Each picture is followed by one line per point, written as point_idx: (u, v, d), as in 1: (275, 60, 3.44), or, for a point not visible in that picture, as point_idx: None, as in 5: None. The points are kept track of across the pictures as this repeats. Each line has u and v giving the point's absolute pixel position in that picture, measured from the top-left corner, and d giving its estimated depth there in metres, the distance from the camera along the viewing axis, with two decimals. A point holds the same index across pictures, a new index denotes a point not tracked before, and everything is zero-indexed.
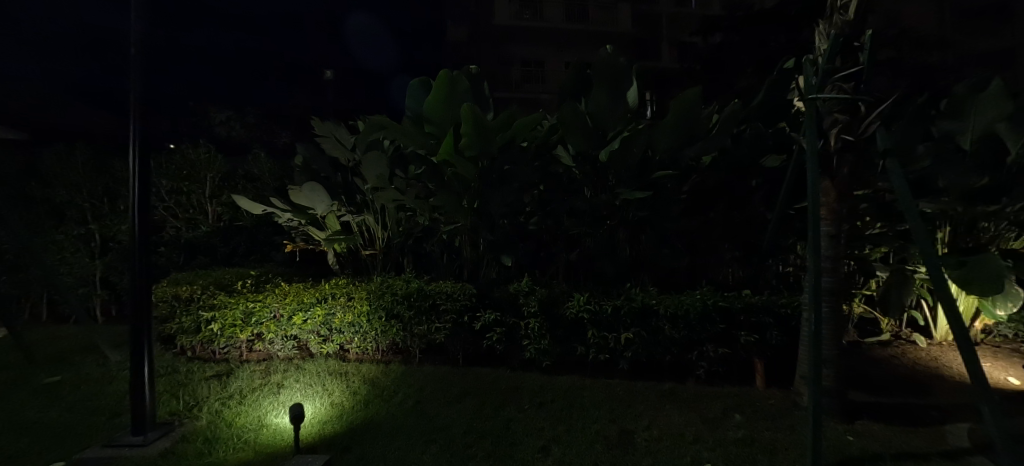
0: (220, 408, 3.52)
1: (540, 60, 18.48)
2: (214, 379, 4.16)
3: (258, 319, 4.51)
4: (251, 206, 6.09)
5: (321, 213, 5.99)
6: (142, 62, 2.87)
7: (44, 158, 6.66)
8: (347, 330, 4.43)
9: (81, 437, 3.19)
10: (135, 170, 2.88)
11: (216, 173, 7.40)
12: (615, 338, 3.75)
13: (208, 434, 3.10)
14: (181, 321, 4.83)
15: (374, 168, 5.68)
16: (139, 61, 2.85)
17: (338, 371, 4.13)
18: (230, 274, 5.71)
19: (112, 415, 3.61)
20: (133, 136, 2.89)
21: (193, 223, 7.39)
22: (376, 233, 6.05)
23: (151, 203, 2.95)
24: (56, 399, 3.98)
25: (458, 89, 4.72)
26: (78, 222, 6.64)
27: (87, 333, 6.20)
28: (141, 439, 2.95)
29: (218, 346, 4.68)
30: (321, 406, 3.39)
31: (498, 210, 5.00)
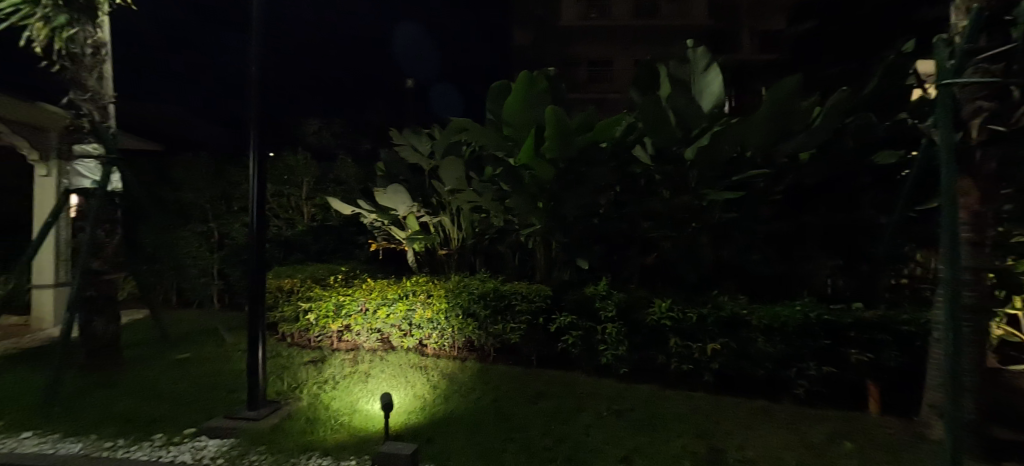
0: (319, 391, 3.86)
1: (609, 60, 18.28)
2: (311, 364, 4.55)
3: (347, 311, 4.88)
4: (340, 207, 6.41)
5: (401, 213, 6.21)
6: (260, 78, 3.27)
7: (177, 166, 7.81)
8: (425, 326, 4.63)
9: (207, 408, 3.65)
10: (253, 173, 3.34)
11: (310, 177, 8.12)
12: (700, 348, 3.53)
13: (310, 414, 3.41)
14: (283, 310, 5.34)
15: (452, 171, 5.85)
16: (257, 79, 3.25)
17: (419, 365, 4.34)
18: (323, 269, 6.23)
19: (230, 390, 4.08)
20: (252, 144, 3.33)
21: (291, 223, 8.11)
22: (451, 234, 6.27)
23: (266, 201, 3.40)
24: (186, 373, 4.60)
25: (537, 90, 4.72)
26: (202, 222, 7.82)
27: (207, 317, 7.19)
28: (256, 414, 3.30)
29: (313, 334, 5.11)
30: (405, 397, 3.58)
31: (572, 212, 4.92)
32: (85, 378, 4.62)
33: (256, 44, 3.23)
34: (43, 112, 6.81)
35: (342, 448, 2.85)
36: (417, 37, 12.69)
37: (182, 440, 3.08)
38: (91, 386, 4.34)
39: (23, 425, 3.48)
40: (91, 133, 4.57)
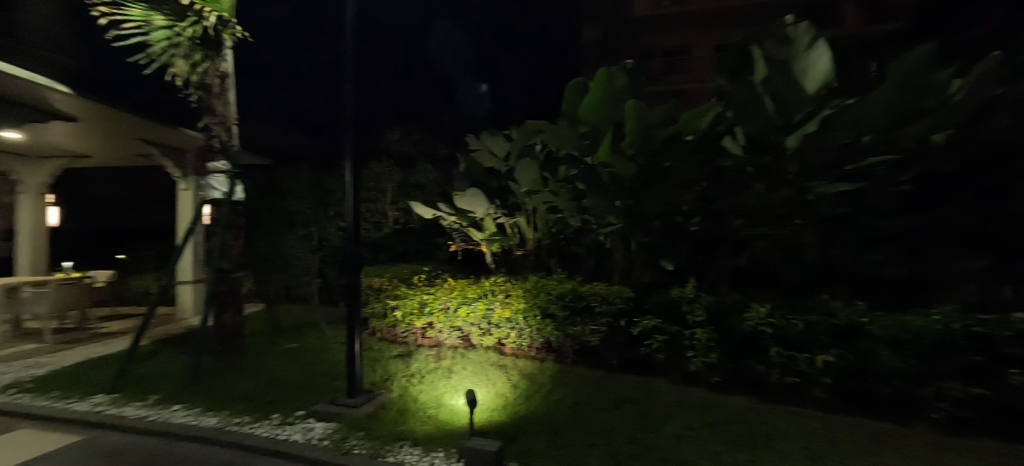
0: (407, 383, 4.07)
1: (687, 47, 17.29)
2: (399, 358, 4.83)
3: (430, 309, 5.13)
4: (422, 210, 6.64)
5: (479, 216, 6.25)
6: (354, 94, 3.66)
7: (284, 176, 8.78)
8: (504, 325, 4.71)
9: (312, 394, 4.03)
10: (349, 182, 3.68)
11: (394, 182, 8.67)
12: (807, 359, 3.17)
13: (400, 405, 3.60)
14: (373, 306, 5.75)
15: (527, 174, 5.81)
16: (351, 98, 3.63)
17: (499, 364, 4.40)
18: (408, 269, 6.58)
19: (332, 378, 4.47)
20: (348, 155, 3.67)
21: (378, 225, 8.70)
22: (527, 235, 6.31)
23: (360, 207, 3.75)
24: (295, 361, 5.12)
25: (615, 86, 4.61)
26: (304, 225, 8.68)
27: (309, 312, 7.95)
28: (354, 402, 3.57)
29: (400, 330, 5.41)
30: (488, 394, 3.65)
31: (654, 211, 4.70)
32: (218, 361, 5.33)
33: (350, 66, 3.61)
34: (179, 134, 7.98)
35: (430, 440, 2.99)
36: (489, 43, 13.19)
37: (293, 422, 3.49)
38: (222, 369, 5.01)
39: (176, 400, 4.17)
40: (221, 152, 5.53)
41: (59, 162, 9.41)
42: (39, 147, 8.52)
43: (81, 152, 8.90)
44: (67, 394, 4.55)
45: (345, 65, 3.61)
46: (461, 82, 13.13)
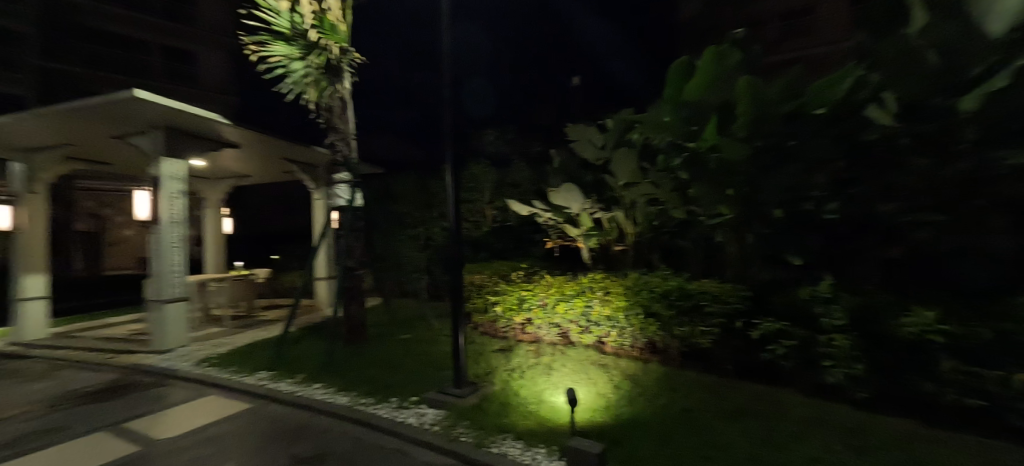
0: (508, 377, 4.14)
1: (812, 6, 14.98)
2: (500, 353, 4.94)
3: (529, 305, 5.16)
4: (518, 208, 6.63)
5: (574, 211, 6.06)
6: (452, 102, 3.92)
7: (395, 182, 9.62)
8: (604, 324, 4.55)
9: (423, 383, 4.31)
10: (450, 184, 3.92)
11: (492, 182, 8.96)
12: (999, 378, 2.49)
13: (502, 399, 3.66)
14: (475, 302, 5.97)
15: (625, 165, 5.57)
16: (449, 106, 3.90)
17: (600, 363, 4.25)
18: (506, 266, 6.72)
19: (440, 368, 4.73)
20: (448, 160, 3.92)
21: (477, 224, 9.04)
22: (626, 229, 5.93)
23: (460, 207, 3.98)
24: (408, 351, 5.55)
25: (726, 64, 4.19)
26: (413, 226, 9.38)
27: (419, 306, 8.57)
28: (460, 392, 3.72)
29: (500, 325, 5.53)
30: (589, 393, 3.54)
31: (775, 198, 4.13)
32: (347, 348, 6.00)
33: (449, 75, 3.89)
34: (311, 152, 9.20)
35: (532, 435, 2.98)
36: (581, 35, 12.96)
37: (408, 406, 3.80)
38: (350, 355, 5.66)
39: (316, 380, 4.83)
40: (343, 165, 6.26)
41: (225, 183, 11.46)
42: (216, 171, 10.58)
43: (244, 172, 10.74)
44: (239, 370, 5.53)
45: (443, 72, 3.93)
46: (555, 77, 13.10)
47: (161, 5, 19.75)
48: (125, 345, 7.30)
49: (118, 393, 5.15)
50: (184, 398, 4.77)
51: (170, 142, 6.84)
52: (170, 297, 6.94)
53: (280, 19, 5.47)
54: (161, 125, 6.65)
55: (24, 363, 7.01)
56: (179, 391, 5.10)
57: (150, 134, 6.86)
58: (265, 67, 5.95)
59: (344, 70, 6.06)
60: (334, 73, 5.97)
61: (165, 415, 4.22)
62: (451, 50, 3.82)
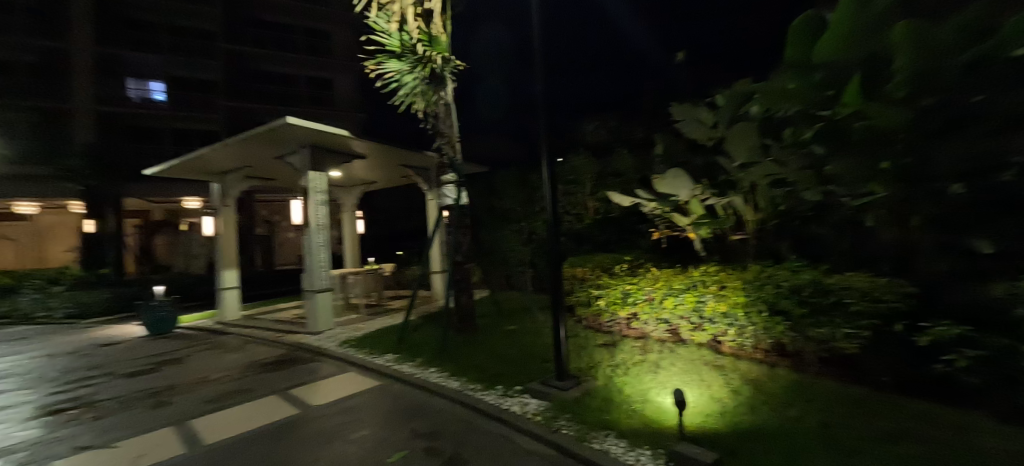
0: (612, 373, 3.94)
1: None
2: (603, 347, 4.76)
3: (635, 299, 4.90)
4: (620, 199, 6.19)
5: (683, 199, 5.57)
6: (545, 97, 4.10)
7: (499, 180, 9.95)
8: (720, 321, 4.09)
9: (527, 372, 4.33)
10: (547, 179, 3.98)
11: (593, 173, 8.73)
12: None
13: (606, 394, 3.50)
14: (577, 295, 5.84)
15: (742, 141, 5.04)
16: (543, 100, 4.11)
17: (715, 365, 3.83)
18: (609, 258, 6.45)
19: (542, 360, 4.69)
20: (544, 156, 4.05)
21: (579, 217, 8.87)
22: (745, 216, 5.34)
23: (558, 203, 3.97)
24: (514, 341, 5.65)
25: (874, 8, 3.43)
26: (516, 221, 9.57)
27: (523, 299, 8.69)
28: (562, 385, 3.67)
29: (604, 319, 5.31)
30: (703, 398, 3.22)
31: (948, 168, 3.27)
32: (459, 336, 6.34)
33: (540, 69, 4.08)
34: (423, 157, 9.95)
35: (637, 435, 2.79)
36: None
37: (512, 394, 3.86)
38: (460, 343, 5.98)
39: (432, 363, 5.20)
40: (450, 166, 6.59)
41: (357, 190, 12.94)
42: (349, 179, 12.05)
43: (370, 178, 11.99)
44: (373, 350, 6.26)
45: (536, 69, 4.12)
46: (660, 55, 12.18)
47: (304, 42, 22.99)
48: (288, 326, 8.71)
49: (284, 365, 6.23)
50: (331, 372, 5.57)
51: (314, 157, 8.02)
52: (319, 287, 8.10)
53: (391, 40, 6.02)
54: (306, 143, 7.84)
55: (225, 338, 8.89)
56: (327, 365, 5.96)
57: (300, 152, 8.12)
58: (383, 83, 6.63)
59: (447, 77, 6.33)
60: (437, 81, 6.27)
61: (319, 385, 4.97)
62: (542, 45, 4.03)
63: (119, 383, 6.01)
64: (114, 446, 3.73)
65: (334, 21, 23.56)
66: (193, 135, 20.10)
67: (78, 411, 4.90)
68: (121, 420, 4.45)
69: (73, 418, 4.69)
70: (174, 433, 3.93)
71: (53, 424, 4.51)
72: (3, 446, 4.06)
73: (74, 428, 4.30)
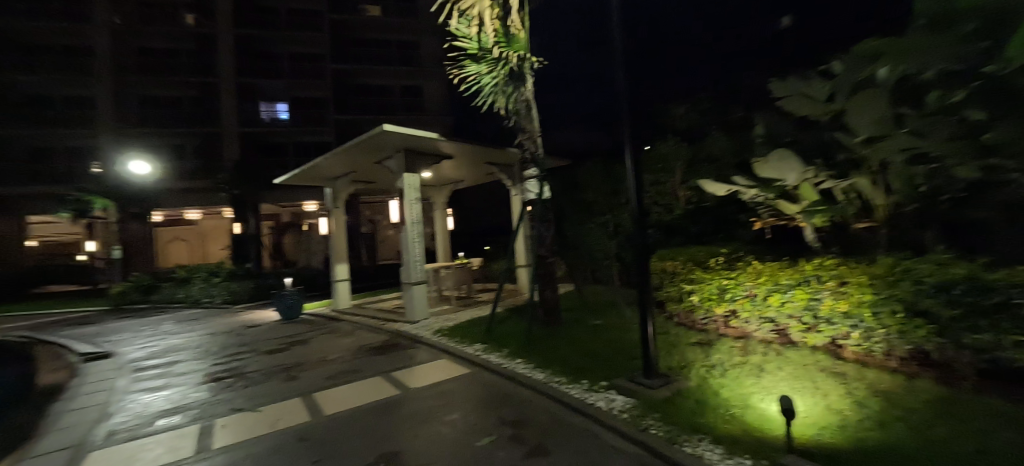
0: (708, 374, 3.64)
1: None
2: (697, 346, 4.42)
3: (734, 295, 4.48)
4: (714, 188, 5.47)
5: (792, 182, 4.91)
6: (626, 83, 3.88)
7: (583, 173, 9.78)
8: (839, 322, 3.55)
9: (614, 368, 4.19)
10: (630, 169, 3.77)
11: (683, 160, 8.16)
12: None
13: (699, 396, 3.23)
14: (668, 290, 5.53)
15: (866, 114, 4.28)
16: (625, 90, 3.87)
17: (833, 371, 3.34)
18: (704, 251, 5.98)
19: (630, 356, 4.50)
20: (627, 145, 3.84)
21: (669, 207, 8.38)
22: (874, 201, 4.63)
23: (643, 194, 3.76)
24: (600, 336, 5.49)
25: None
26: (601, 214, 9.34)
27: (611, 293, 8.47)
28: (650, 383, 3.48)
29: (699, 316, 4.96)
30: (817, 408, 2.82)
31: None
32: (544, 329, 6.34)
33: (621, 55, 3.88)
34: (507, 153, 10.12)
35: (735, 442, 2.52)
36: None
37: (598, 389, 3.74)
38: (546, 336, 5.97)
39: (518, 354, 5.28)
40: (531, 161, 6.60)
41: (447, 189, 13.59)
42: (440, 179, 12.70)
43: (458, 178, 12.50)
44: (463, 340, 6.53)
45: (616, 54, 3.92)
46: None
47: (397, 54, 24.41)
48: (389, 315, 9.47)
49: (386, 349, 6.79)
50: (426, 358, 5.94)
51: (408, 160, 8.62)
52: (415, 279, 8.66)
53: (471, 43, 6.21)
54: (400, 147, 8.40)
55: (338, 324, 9.94)
56: (422, 352, 6.36)
57: (395, 156, 8.74)
58: (466, 87, 6.84)
59: (526, 73, 6.34)
60: (517, 79, 6.35)
61: (415, 370, 5.32)
62: (622, 29, 3.83)
63: (261, 358, 7.09)
64: (259, 410, 4.46)
65: (422, 30, 24.67)
66: (310, 146, 22.93)
67: (232, 379, 5.91)
68: (263, 388, 5.28)
69: (230, 384, 5.67)
70: (299, 403, 4.51)
71: (216, 388, 5.51)
72: (183, 403, 5.07)
73: (229, 394, 5.17)
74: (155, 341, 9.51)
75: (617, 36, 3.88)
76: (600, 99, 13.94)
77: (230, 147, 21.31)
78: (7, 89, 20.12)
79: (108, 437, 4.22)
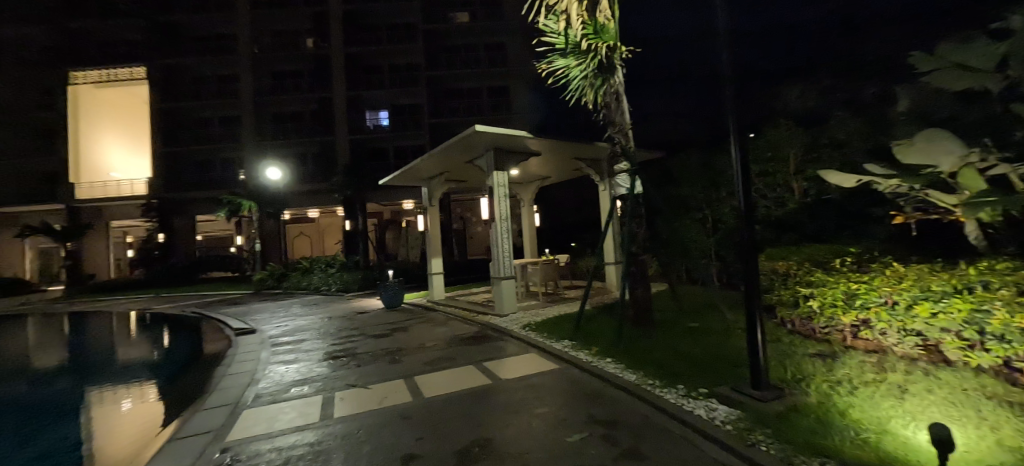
0: (831, 391, 3.17)
1: None
2: (816, 358, 3.94)
3: (865, 303, 3.87)
4: (841, 180, 4.48)
5: (950, 168, 3.81)
6: (731, 65, 3.52)
7: (679, 166, 9.24)
8: (1016, 341, 2.79)
9: (715, 375, 3.85)
10: (736, 159, 3.42)
11: (798, 148, 7.35)
12: None
13: (820, 414, 2.82)
14: (780, 293, 5.01)
15: None
16: (729, 72, 3.50)
17: (1007, 400, 2.69)
18: (826, 250, 5.26)
19: (735, 363, 4.12)
20: (732, 133, 3.48)
21: (781, 202, 7.61)
22: None
23: (751, 186, 3.39)
24: (698, 340, 5.11)
25: None
26: (699, 209, 8.74)
27: (710, 293, 7.90)
28: (759, 395, 3.15)
29: (819, 324, 4.42)
30: (986, 444, 2.28)
31: None
32: (635, 329, 6.09)
33: (725, 35, 3.54)
34: (596, 148, 9.90)
35: None
36: None
37: (697, 396, 3.47)
38: (637, 336, 5.71)
39: (608, 353, 5.11)
40: (622, 155, 6.35)
41: (535, 185, 13.69)
42: (527, 176, 12.85)
43: (545, 174, 12.49)
44: (551, 335, 6.52)
45: (720, 35, 3.58)
46: None
47: (486, 56, 24.91)
48: (480, 308, 9.82)
49: (478, 340, 7.05)
50: (517, 351, 6.04)
51: (497, 159, 8.80)
52: (504, 274, 8.86)
53: (560, 38, 6.13)
54: (490, 145, 8.63)
55: (433, 314, 10.56)
56: (512, 345, 6.49)
57: (485, 155, 8.99)
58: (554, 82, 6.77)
59: (616, 64, 6.10)
60: (607, 70, 6.06)
61: (506, 362, 5.43)
62: (727, 6, 3.48)
63: (370, 341, 7.79)
64: (370, 387, 4.90)
65: (509, 31, 24.82)
66: (409, 148, 24.65)
67: (348, 358, 6.58)
68: (373, 368, 5.79)
69: (346, 362, 6.32)
70: (401, 385, 4.85)
71: (335, 365, 6.19)
72: (310, 375, 5.77)
73: (346, 370, 5.77)
74: (287, 321, 10.99)
75: (719, 14, 3.54)
76: (699, 87, 12.89)
77: (342, 152, 23.72)
78: (179, 114, 24.61)
79: (255, 398, 4.95)
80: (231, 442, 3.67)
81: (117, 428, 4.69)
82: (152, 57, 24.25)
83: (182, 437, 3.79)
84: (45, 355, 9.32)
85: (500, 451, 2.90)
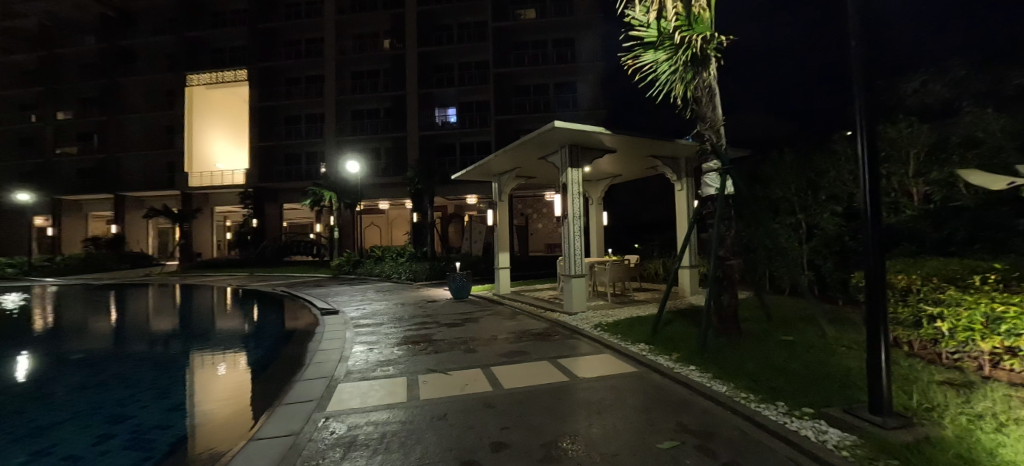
0: (973, 426, 2.78)
1: None
2: (947, 386, 3.49)
3: (1014, 328, 3.36)
4: (987, 182, 3.86)
5: None
6: (863, 59, 3.17)
7: (771, 167, 8.61)
8: None
9: (822, 395, 3.53)
10: (863, 164, 3.08)
11: (921, 148, 6.52)
12: None
13: (963, 450, 2.48)
14: (897, 311, 4.52)
15: None
16: (860, 66, 3.15)
17: None
18: (956, 265, 4.62)
19: (844, 383, 3.74)
20: (861, 137, 3.13)
21: (896, 207, 6.83)
22: None
23: (881, 195, 3.04)
24: (795, 355, 4.72)
25: None
26: (792, 214, 8.10)
27: (802, 304, 7.31)
28: (882, 421, 2.84)
29: (948, 348, 3.94)
30: None
31: None
32: (719, 337, 5.76)
33: (855, 27, 3.19)
34: (676, 147, 9.48)
35: None
36: None
37: (801, 416, 3.20)
38: (722, 345, 5.41)
39: (691, 361, 4.89)
40: (712, 153, 6.03)
41: (605, 183, 13.42)
42: (598, 174, 12.62)
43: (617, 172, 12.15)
44: (626, 337, 6.36)
45: (850, 24, 3.23)
46: None
47: (556, 52, 24.74)
48: (548, 304, 9.84)
49: (549, 336, 7.08)
50: (590, 350, 5.98)
51: (573, 156, 8.69)
52: (575, 272, 8.79)
53: (649, 31, 5.75)
54: (566, 142, 8.55)
55: (501, 307, 10.74)
56: (584, 344, 6.43)
57: (561, 152, 8.91)
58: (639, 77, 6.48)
59: (710, 56, 5.77)
60: (700, 64, 5.77)
61: (580, 361, 5.38)
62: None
63: (444, 329, 8.08)
64: (450, 373, 5.09)
65: (579, 25, 24.39)
66: (478, 144, 25.25)
67: (425, 343, 6.90)
68: (450, 355, 6.02)
69: (423, 347, 6.61)
70: (479, 374, 4.99)
71: (414, 349, 6.51)
72: (392, 357, 6.12)
73: (425, 355, 6.04)
74: (364, 305, 11.73)
75: (851, 3, 3.21)
76: None
77: (416, 147, 24.82)
78: (276, 111, 27.11)
79: (346, 374, 5.33)
80: (330, 412, 3.98)
81: (220, 391, 5.27)
82: (253, 61, 26.87)
83: (289, 403, 4.19)
84: (162, 321, 10.61)
85: (589, 449, 2.88)
